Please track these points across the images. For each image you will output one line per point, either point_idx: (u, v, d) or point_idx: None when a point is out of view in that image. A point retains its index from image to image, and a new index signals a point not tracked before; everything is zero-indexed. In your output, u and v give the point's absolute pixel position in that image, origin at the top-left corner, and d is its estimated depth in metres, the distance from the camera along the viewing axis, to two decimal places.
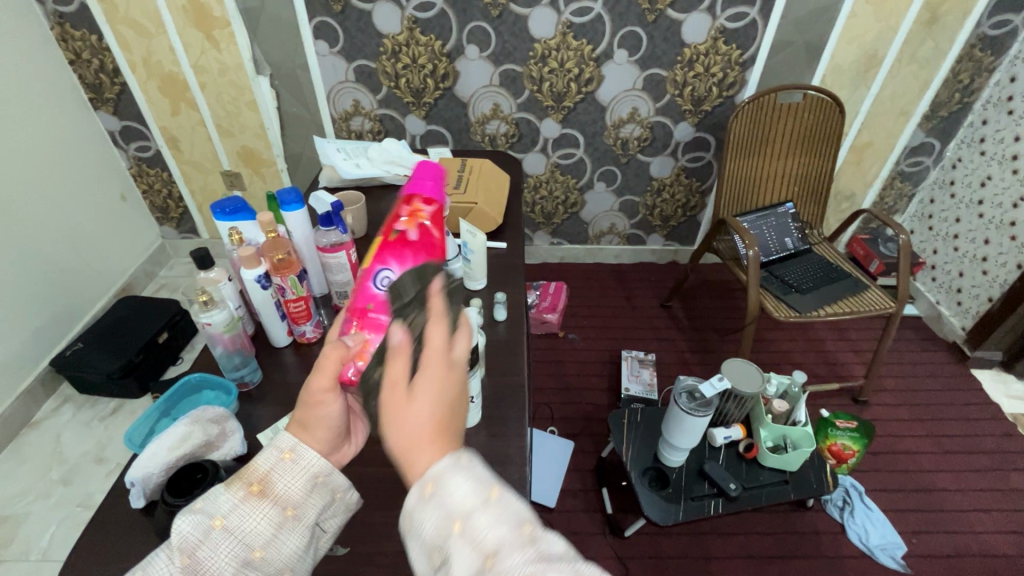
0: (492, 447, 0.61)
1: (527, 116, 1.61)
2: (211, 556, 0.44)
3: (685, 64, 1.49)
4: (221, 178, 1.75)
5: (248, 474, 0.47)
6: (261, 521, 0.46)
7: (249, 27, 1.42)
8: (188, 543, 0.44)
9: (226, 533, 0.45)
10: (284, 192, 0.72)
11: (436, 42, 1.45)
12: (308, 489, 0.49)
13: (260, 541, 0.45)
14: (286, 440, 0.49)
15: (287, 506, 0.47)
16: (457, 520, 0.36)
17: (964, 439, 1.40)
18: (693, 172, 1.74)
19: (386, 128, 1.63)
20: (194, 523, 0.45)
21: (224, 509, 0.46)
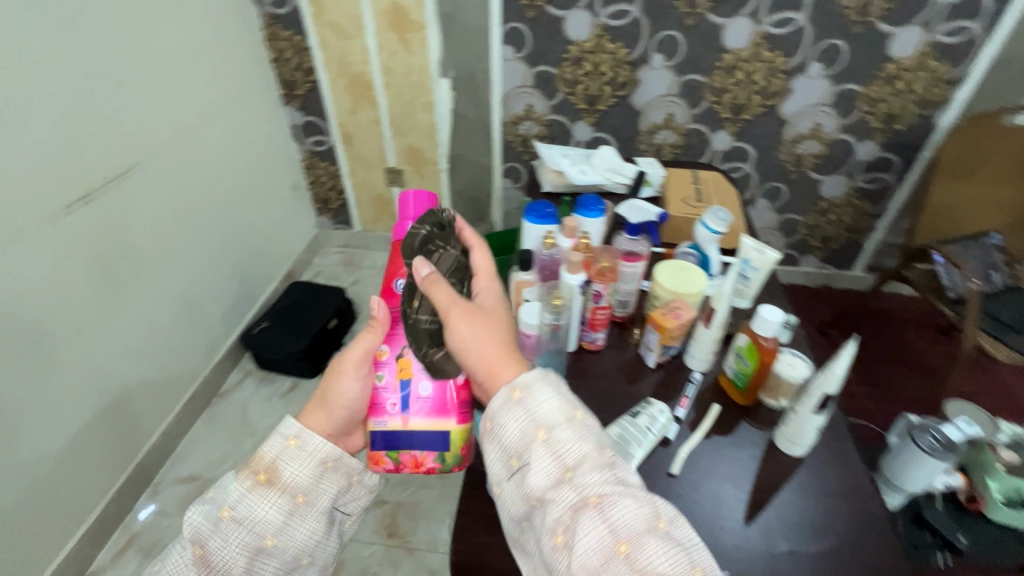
0: (822, 477, 0.58)
1: (699, 128, 1.56)
2: (223, 544, 0.55)
3: (886, 79, 1.40)
4: (383, 174, 1.82)
5: (256, 466, 0.57)
6: (270, 510, 0.56)
7: (443, 31, 1.47)
8: (202, 531, 0.55)
9: (234, 524, 0.55)
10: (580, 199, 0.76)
11: (622, 51, 1.44)
12: (313, 474, 0.59)
13: (271, 530, 0.56)
14: (292, 429, 0.60)
15: (297, 495, 0.58)
16: (541, 428, 0.46)
17: None
18: (867, 194, 1.63)
19: (552, 133, 1.63)
20: (204, 515, 0.56)
21: (231, 500, 0.56)
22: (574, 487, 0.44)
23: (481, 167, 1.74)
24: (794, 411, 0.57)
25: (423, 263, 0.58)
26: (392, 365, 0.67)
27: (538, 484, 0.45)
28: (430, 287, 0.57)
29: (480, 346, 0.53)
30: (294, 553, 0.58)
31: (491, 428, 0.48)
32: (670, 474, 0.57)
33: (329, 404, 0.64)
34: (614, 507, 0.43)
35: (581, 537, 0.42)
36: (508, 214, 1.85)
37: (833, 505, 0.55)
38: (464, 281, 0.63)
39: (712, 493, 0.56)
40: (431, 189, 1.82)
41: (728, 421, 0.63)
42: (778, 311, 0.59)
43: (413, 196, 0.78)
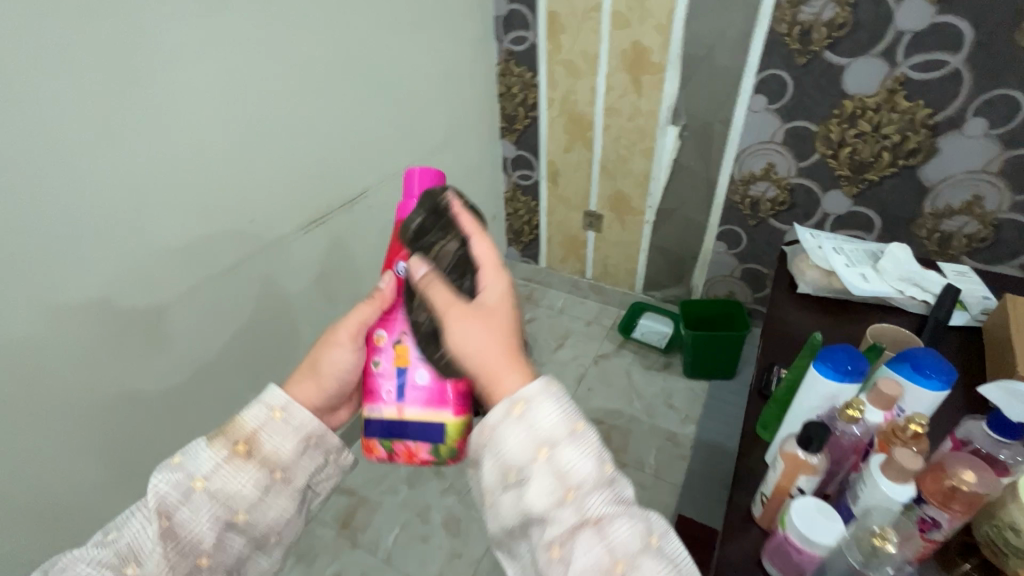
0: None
1: (1020, 219, 1.14)
2: (190, 518, 0.48)
3: None
4: (581, 217, 1.72)
5: (235, 432, 0.52)
6: (246, 484, 0.50)
7: (685, 74, 1.31)
8: (166, 503, 0.48)
9: (206, 497, 0.49)
10: (907, 350, 0.51)
11: (922, 110, 1.11)
12: (296, 450, 0.54)
13: (244, 504, 0.50)
14: (275, 400, 0.55)
15: (274, 470, 0.52)
16: (544, 446, 0.43)
17: None
18: None
19: (793, 200, 1.35)
20: (169, 483, 0.49)
21: (204, 471, 0.50)
22: (574, 507, 0.42)
23: (691, 225, 1.54)
24: None
25: (419, 266, 0.54)
26: (390, 352, 0.63)
27: (537, 502, 0.42)
28: (426, 290, 0.54)
29: (479, 351, 0.48)
30: (266, 533, 0.52)
31: (489, 440, 0.45)
32: None
33: (323, 378, 0.63)
34: (614, 530, 0.42)
35: (579, 558, 0.41)
36: (712, 280, 1.61)
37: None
38: (469, 272, 0.54)
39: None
40: (629, 240, 1.68)
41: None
42: None
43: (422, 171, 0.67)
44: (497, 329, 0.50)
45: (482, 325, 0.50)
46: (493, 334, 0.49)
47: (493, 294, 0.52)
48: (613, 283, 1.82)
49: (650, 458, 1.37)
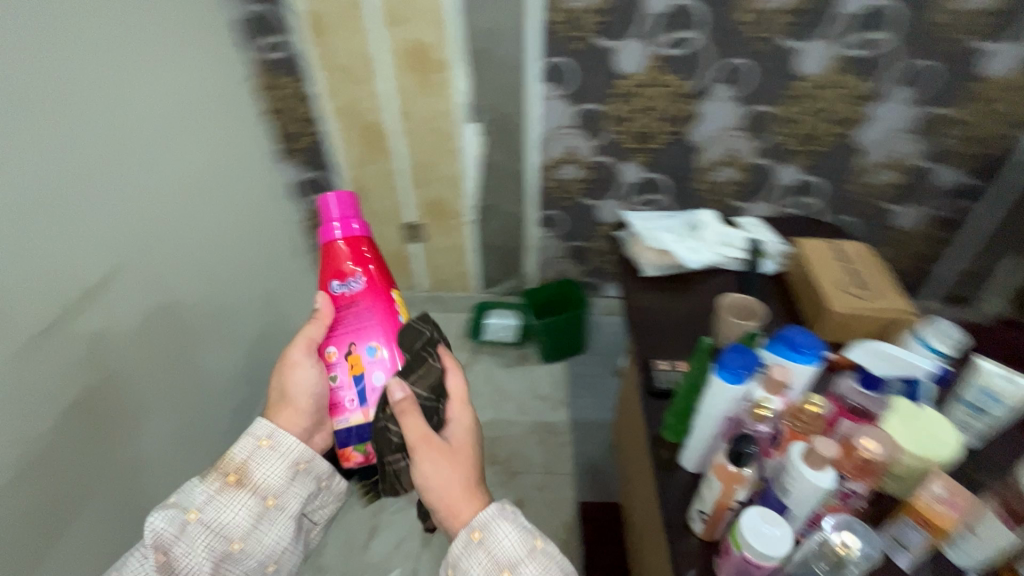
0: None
1: (765, 162, 1.37)
2: (187, 546, 0.65)
3: (979, 101, 1.21)
4: (401, 231, 1.59)
5: (227, 467, 0.69)
6: (240, 511, 0.68)
7: (472, 70, 1.25)
8: (166, 534, 0.64)
9: (200, 527, 0.66)
10: (779, 332, 0.53)
11: (681, 82, 1.23)
12: (289, 475, 0.71)
13: (238, 530, 0.67)
14: (262, 432, 0.72)
15: (267, 498, 0.70)
16: (506, 567, 0.60)
17: None
18: (948, 224, 1.44)
19: (597, 176, 1.42)
20: (168, 521, 0.65)
21: (200, 503, 0.67)
22: None
23: (513, 217, 1.53)
24: None
25: (396, 388, 0.66)
26: (344, 364, 0.71)
27: None
28: (402, 414, 0.66)
29: (439, 484, 0.65)
30: (259, 553, 0.69)
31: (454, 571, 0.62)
32: None
33: (293, 402, 0.74)
34: None
35: None
36: (544, 265, 1.65)
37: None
38: (440, 401, 0.71)
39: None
40: (455, 243, 1.61)
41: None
42: None
43: (331, 198, 0.75)
44: (462, 468, 0.66)
45: (452, 466, 0.66)
46: (457, 470, 0.66)
47: (460, 439, 0.70)
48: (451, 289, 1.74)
49: (536, 458, 1.36)
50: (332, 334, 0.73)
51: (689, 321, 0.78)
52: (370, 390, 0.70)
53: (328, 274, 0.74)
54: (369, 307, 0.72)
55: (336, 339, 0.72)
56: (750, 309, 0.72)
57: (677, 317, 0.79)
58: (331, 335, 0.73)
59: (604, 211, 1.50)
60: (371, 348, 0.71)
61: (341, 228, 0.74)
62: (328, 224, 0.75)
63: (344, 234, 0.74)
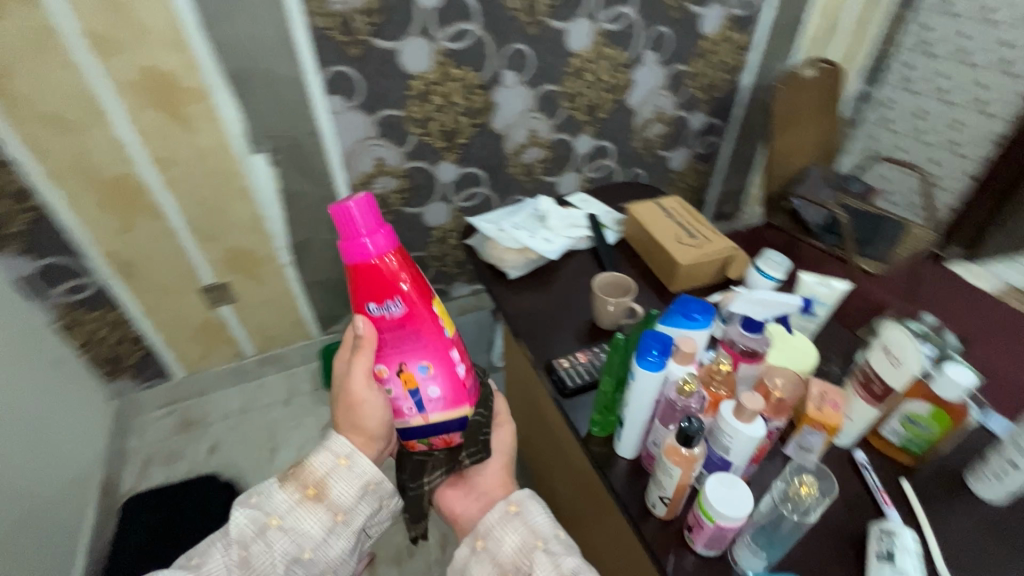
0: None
1: (562, 136, 1.45)
2: (265, 549, 0.55)
3: (702, 55, 1.46)
4: (200, 297, 1.31)
5: (307, 478, 0.57)
6: (314, 524, 0.56)
7: (238, 94, 1.06)
8: (246, 533, 0.55)
9: (280, 533, 0.55)
10: (675, 305, 0.56)
11: (471, 75, 1.22)
12: (359, 494, 0.59)
13: (311, 542, 0.56)
14: (341, 447, 0.60)
15: (337, 512, 0.57)
16: (539, 539, 0.57)
17: None
18: (703, 158, 1.75)
19: (414, 182, 1.34)
20: (255, 517, 0.56)
21: (281, 510, 0.56)
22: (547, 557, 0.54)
23: (335, 247, 1.38)
24: (1012, 467, 0.52)
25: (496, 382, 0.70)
26: (397, 380, 0.62)
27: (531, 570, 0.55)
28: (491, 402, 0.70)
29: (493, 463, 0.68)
30: (322, 569, 0.57)
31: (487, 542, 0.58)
32: None
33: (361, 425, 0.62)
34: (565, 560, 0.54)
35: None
36: None
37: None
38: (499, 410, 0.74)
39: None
40: (275, 292, 1.39)
41: (939, 510, 0.55)
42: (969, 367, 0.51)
43: (355, 207, 0.58)
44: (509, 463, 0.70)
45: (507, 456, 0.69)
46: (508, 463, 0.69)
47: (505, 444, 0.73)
48: (285, 343, 1.52)
49: None
50: (382, 353, 0.62)
51: (567, 311, 0.79)
52: (434, 403, 0.63)
53: (362, 294, 0.60)
54: (420, 325, 0.61)
55: (385, 358, 0.62)
56: (617, 283, 0.76)
57: (556, 312, 0.79)
58: (380, 352, 0.62)
59: (429, 216, 1.44)
60: (424, 367, 0.62)
61: (372, 243, 0.58)
62: (355, 236, 0.59)
63: (374, 252, 0.58)
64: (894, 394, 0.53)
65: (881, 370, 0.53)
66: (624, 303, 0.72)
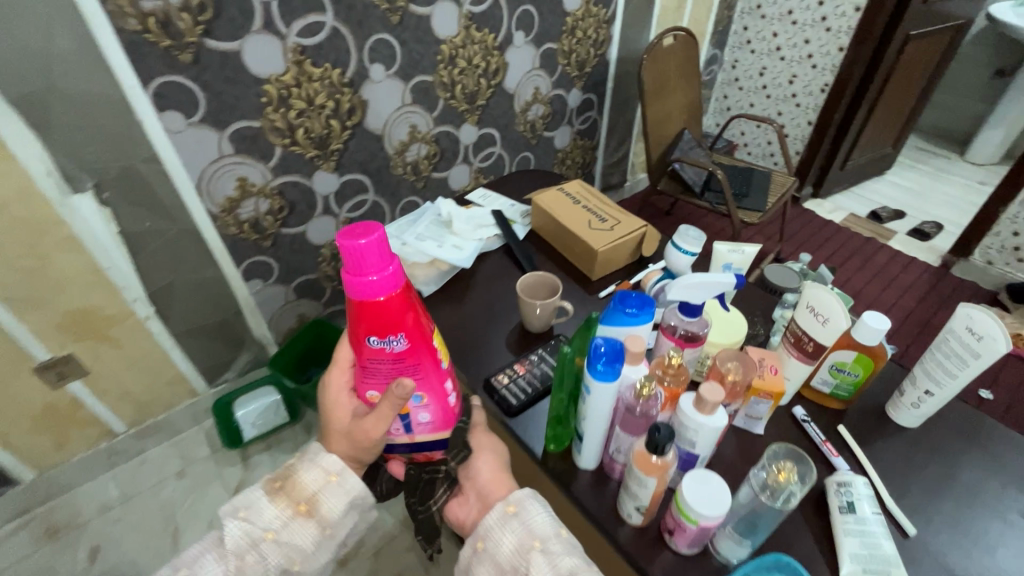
0: (978, 447, 0.59)
1: (445, 129, 1.36)
2: (254, 567, 0.48)
3: (569, 32, 1.45)
4: (37, 379, 1.05)
5: (298, 493, 0.50)
6: (304, 542, 0.50)
7: (35, 123, 0.84)
8: (236, 549, 0.48)
9: (272, 548, 0.49)
10: (612, 302, 0.53)
11: (334, 71, 1.08)
12: (347, 511, 0.52)
13: (301, 555, 0.50)
14: (332, 462, 0.52)
15: (327, 530, 0.51)
16: (537, 540, 0.47)
17: (850, 244, 1.86)
18: (585, 134, 1.77)
19: (289, 200, 1.18)
20: (245, 530, 0.49)
21: (273, 525, 0.49)
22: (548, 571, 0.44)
23: (206, 287, 1.18)
24: (927, 394, 0.56)
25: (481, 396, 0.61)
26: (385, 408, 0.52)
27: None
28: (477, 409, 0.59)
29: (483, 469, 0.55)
30: None
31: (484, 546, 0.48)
32: (908, 537, 0.51)
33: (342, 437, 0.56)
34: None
35: None
36: (274, 319, 1.35)
37: (1010, 466, 0.57)
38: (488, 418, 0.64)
39: (958, 528, 0.52)
40: (140, 352, 1.16)
41: (875, 450, 0.59)
42: (881, 313, 0.54)
43: (367, 243, 0.42)
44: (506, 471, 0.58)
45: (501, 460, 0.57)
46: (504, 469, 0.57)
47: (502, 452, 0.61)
48: (165, 406, 1.29)
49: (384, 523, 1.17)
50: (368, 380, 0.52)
51: (493, 321, 0.74)
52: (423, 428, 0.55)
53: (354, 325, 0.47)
54: (419, 364, 0.49)
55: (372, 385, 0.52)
56: (541, 282, 0.72)
57: (483, 324, 0.73)
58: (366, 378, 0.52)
59: (314, 234, 1.27)
60: (418, 399, 0.52)
61: (379, 282, 0.44)
62: (353, 270, 0.44)
63: (377, 295, 0.44)
64: (824, 350, 0.55)
65: (811, 329, 0.54)
66: (552, 302, 0.68)
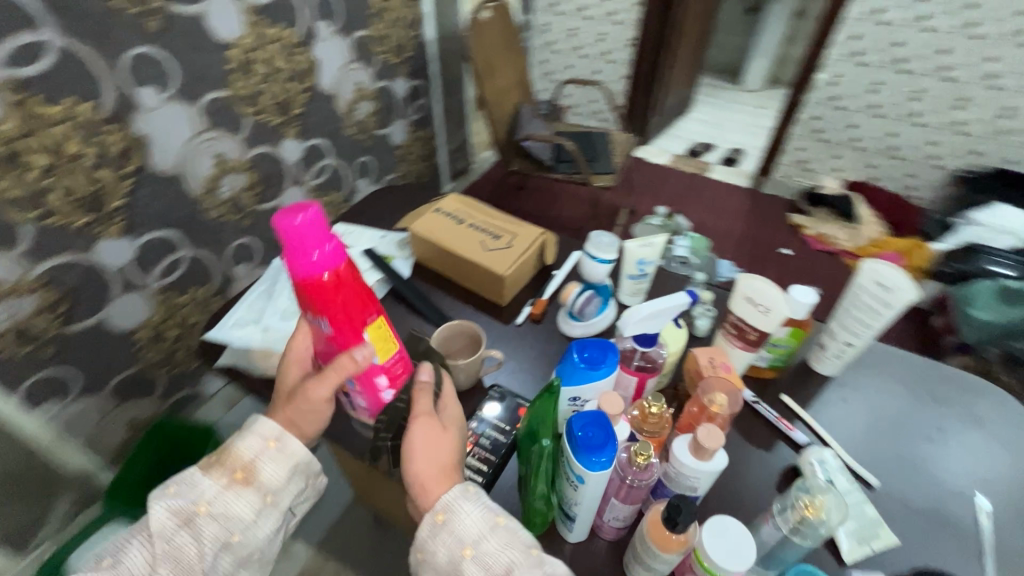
0: (893, 375, 0.64)
1: (261, 150, 1.10)
2: (192, 544, 0.44)
3: (378, 15, 1.28)
4: None
5: (233, 460, 0.47)
6: (243, 509, 0.46)
7: None
8: (168, 529, 0.43)
9: (210, 521, 0.45)
10: (569, 358, 0.46)
11: (82, 106, 0.77)
12: (289, 477, 0.48)
13: (240, 527, 0.46)
14: (271, 429, 0.49)
15: (267, 495, 0.47)
16: (467, 546, 0.39)
17: (682, 181, 2.05)
18: (420, 124, 1.63)
19: (67, 288, 0.86)
20: (176, 508, 0.44)
21: (208, 495, 0.45)
22: None
23: None
24: (848, 345, 0.59)
25: (424, 370, 0.49)
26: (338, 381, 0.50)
27: None
28: (417, 391, 0.48)
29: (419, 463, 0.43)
30: (253, 555, 0.47)
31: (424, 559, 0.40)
32: (872, 488, 0.54)
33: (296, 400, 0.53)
34: None
35: None
36: (92, 440, 1.02)
37: (919, 384, 0.64)
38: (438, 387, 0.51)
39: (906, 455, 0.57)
40: None
41: (821, 408, 0.61)
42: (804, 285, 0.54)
43: (301, 221, 0.37)
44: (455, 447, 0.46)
45: (445, 438, 0.45)
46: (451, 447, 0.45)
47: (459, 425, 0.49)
48: None
49: None
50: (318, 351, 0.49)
51: None
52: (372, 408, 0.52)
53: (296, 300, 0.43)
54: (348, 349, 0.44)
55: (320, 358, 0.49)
56: (456, 333, 0.61)
57: None
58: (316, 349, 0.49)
59: (117, 319, 0.95)
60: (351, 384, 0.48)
61: (319, 262, 0.39)
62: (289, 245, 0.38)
63: (307, 277, 0.39)
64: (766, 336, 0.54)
65: (752, 319, 0.53)
66: (477, 356, 0.58)
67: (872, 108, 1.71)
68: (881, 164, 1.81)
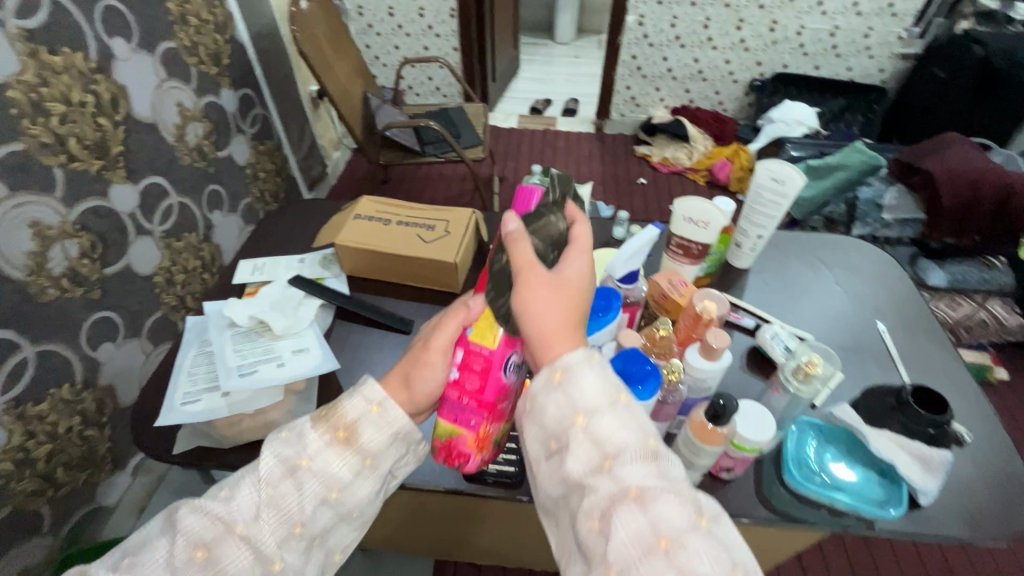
0: (793, 254, 0.77)
1: (89, 205, 0.89)
2: (291, 497, 0.41)
3: (179, 20, 1.11)
4: None
5: (339, 418, 0.44)
6: (342, 469, 0.43)
7: None
8: (271, 480, 0.41)
9: (311, 476, 0.42)
10: None
11: None
12: (391, 440, 0.44)
13: (339, 485, 0.43)
14: (376, 393, 0.45)
15: (366, 458, 0.43)
16: (582, 413, 0.36)
17: (537, 139, 2.13)
18: (261, 136, 1.46)
19: None
20: (282, 456, 0.42)
21: (309, 450, 0.43)
22: (612, 474, 0.34)
23: None
24: (760, 237, 0.70)
25: (510, 219, 0.45)
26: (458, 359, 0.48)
27: (575, 468, 0.35)
28: (515, 243, 0.44)
29: (540, 318, 0.41)
30: (352, 515, 0.44)
31: (531, 410, 0.39)
32: None
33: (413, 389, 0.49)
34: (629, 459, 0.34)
35: (571, 456, 0.35)
36: None
37: (812, 255, 0.77)
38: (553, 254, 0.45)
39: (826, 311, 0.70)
40: None
41: (757, 296, 0.71)
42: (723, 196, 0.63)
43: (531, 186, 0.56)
44: (572, 305, 0.42)
45: (560, 298, 0.42)
46: (569, 304, 0.42)
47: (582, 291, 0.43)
48: None
49: None
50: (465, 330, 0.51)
51: None
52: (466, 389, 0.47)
53: None
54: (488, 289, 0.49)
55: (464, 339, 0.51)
56: None
57: None
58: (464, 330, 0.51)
59: None
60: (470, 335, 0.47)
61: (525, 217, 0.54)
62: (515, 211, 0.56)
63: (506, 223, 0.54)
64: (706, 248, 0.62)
65: (694, 236, 0.60)
66: None
67: (676, 40, 1.94)
68: (694, 88, 2.08)
